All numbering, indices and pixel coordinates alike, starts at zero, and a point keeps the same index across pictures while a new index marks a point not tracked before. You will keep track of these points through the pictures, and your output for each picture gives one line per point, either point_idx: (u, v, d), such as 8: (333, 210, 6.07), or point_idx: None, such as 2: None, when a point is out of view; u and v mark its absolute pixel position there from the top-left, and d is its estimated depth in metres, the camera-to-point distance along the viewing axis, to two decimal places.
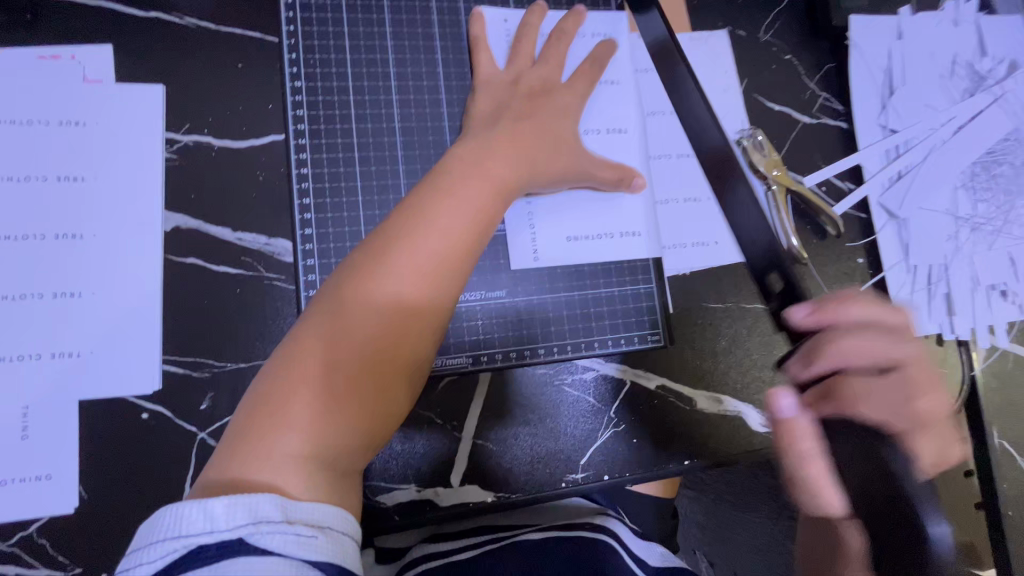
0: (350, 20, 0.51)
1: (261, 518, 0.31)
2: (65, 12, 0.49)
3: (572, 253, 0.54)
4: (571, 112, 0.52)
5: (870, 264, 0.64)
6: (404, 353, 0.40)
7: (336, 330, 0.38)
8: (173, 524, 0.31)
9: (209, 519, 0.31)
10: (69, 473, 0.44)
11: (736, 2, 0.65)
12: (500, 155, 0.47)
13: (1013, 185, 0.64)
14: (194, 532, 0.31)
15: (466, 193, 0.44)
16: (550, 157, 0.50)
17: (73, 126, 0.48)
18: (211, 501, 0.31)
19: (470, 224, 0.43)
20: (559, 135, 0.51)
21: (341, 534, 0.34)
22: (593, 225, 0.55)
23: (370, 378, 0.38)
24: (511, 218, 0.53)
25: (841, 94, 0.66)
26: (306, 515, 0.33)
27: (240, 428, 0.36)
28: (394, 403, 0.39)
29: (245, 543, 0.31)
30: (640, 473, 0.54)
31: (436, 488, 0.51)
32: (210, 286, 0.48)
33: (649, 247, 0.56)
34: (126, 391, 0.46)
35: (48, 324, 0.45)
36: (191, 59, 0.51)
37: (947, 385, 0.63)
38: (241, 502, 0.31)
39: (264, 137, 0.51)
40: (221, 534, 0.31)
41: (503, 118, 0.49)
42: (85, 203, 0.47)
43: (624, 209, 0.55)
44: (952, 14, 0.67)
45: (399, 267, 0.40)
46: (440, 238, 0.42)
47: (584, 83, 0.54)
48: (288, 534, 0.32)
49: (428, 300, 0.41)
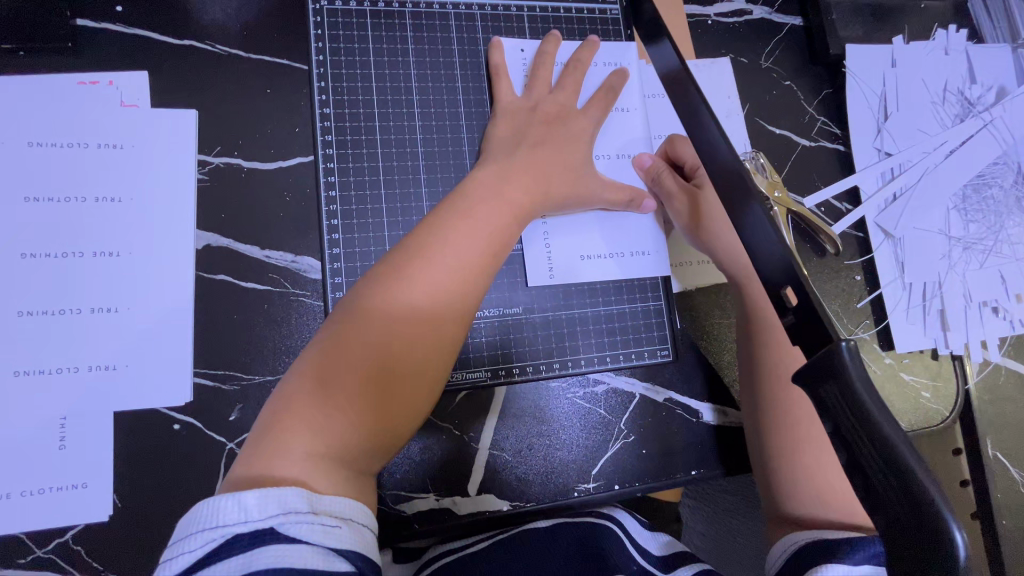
0: (375, 50, 0.53)
1: (291, 509, 0.33)
2: (105, 40, 0.52)
3: (585, 271, 0.56)
4: (585, 137, 0.55)
5: (868, 281, 0.66)
6: (424, 364, 0.42)
7: (361, 337, 0.40)
8: (208, 517, 0.33)
9: (242, 511, 0.33)
10: (104, 482, 0.46)
11: (738, 31, 0.68)
12: (516, 178, 0.49)
13: (1003, 206, 0.67)
14: (229, 523, 0.33)
15: (482, 213, 0.46)
16: (565, 180, 0.52)
17: (110, 148, 0.50)
18: (245, 494, 0.33)
19: (485, 243, 0.46)
20: (575, 159, 0.53)
21: (361, 526, 0.36)
22: (604, 244, 0.57)
23: (393, 387, 0.40)
24: (527, 237, 0.56)
25: (838, 119, 0.69)
26: (330, 507, 0.35)
27: (265, 424, 0.38)
28: (411, 412, 0.41)
29: (275, 532, 0.33)
30: (649, 483, 0.56)
31: (454, 497, 0.53)
32: (238, 301, 0.51)
33: (658, 266, 0.58)
34: (158, 402, 0.48)
35: (85, 337, 0.47)
36: (223, 85, 0.53)
37: (942, 398, 0.66)
38: (272, 495, 0.34)
39: (292, 159, 0.53)
40: (253, 523, 0.33)
41: (521, 144, 0.52)
42: (121, 222, 0.49)
43: (634, 229, 0.58)
44: (943, 44, 0.70)
45: (420, 279, 0.43)
46: (457, 254, 0.44)
47: (597, 109, 0.56)
48: (314, 524, 0.34)
49: (444, 312, 0.43)
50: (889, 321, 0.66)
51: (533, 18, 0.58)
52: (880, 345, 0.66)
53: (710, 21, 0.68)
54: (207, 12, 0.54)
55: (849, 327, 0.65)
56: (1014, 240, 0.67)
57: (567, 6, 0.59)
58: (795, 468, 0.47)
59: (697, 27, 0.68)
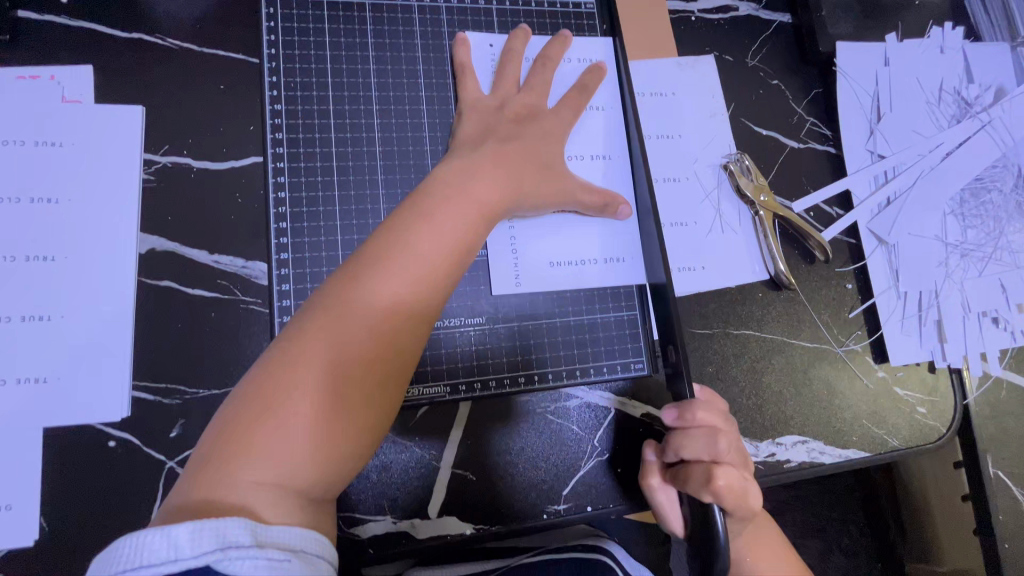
0: (332, 43, 0.50)
1: (229, 545, 0.30)
2: (47, 33, 0.49)
3: (555, 278, 0.53)
4: (557, 135, 0.52)
5: (859, 290, 0.63)
6: (387, 375, 0.39)
7: (318, 348, 0.37)
8: (135, 553, 0.30)
9: (174, 546, 0.30)
10: (29, 504, 0.43)
11: (722, 28, 0.65)
12: (479, 177, 0.46)
13: (1003, 211, 0.64)
14: (158, 561, 0.30)
15: (448, 215, 0.43)
16: (537, 181, 0.49)
17: (48, 146, 0.47)
18: (177, 527, 0.30)
19: (453, 245, 0.43)
20: (546, 158, 0.51)
21: (314, 556, 0.33)
22: (576, 250, 0.54)
23: (354, 403, 0.37)
24: (492, 242, 0.52)
25: (829, 120, 0.66)
26: (276, 539, 0.32)
27: (212, 447, 0.35)
28: (375, 426, 0.39)
29: (212, 570, 0.30)
30: (624, 505, 0.53)
31: (413, 519, 0.49)
32: (183, 309, 0.48)
33: (634, 273, 0.55)
34: (93, 417, 0.45)
35: (13, 347, 0.44)
36: (173, 80, 0.50)
37: (939, 414, 0.62)
38: (208, 528, 0.30)
39: (244, 158, 0.50)
40: (186, 561, 0.30)
41: (488, 140, 0.49)
42: (58, 224, 0.46)
43: (608, 233, 0.55)
44: (938, 42, 0.67)
45: (378, 283, 0.40)
46: (420, 257, 0.41)
47: (571, 109, 0.53)
48: (257, 560, 0.30)
49: (403, 326, 0.40)
50: (882, 333, 0.62)
51: (503, 11, 0.55)
52: (874, 358, 0.62)
53: (693, 17, 0.65)
54: (158, 5, 0.51)
55: (839, 338, 0.62)
56: (1016, 247, 0.64)
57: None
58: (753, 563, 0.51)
59: (679, 24, 0.65)
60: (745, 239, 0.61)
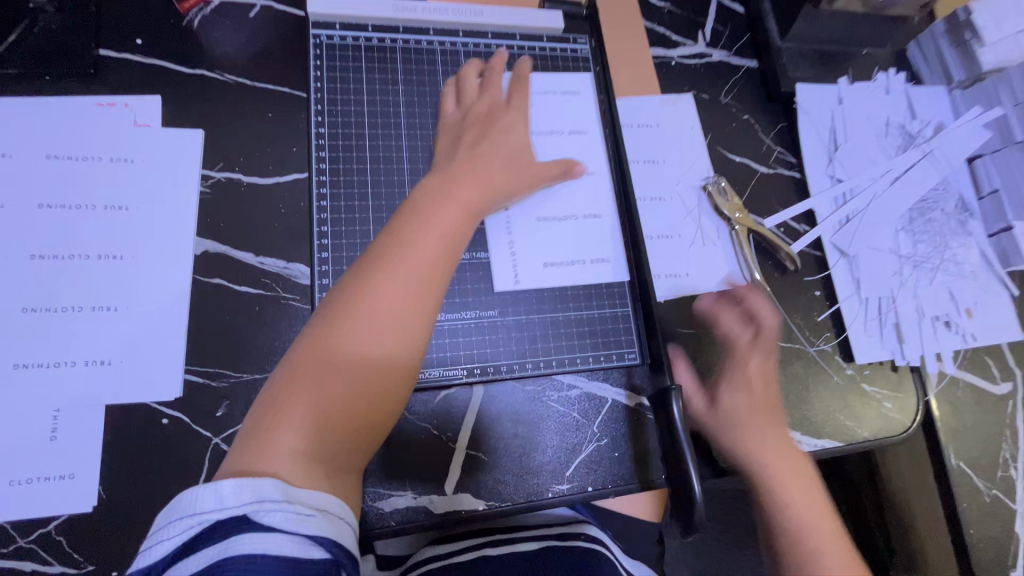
0: (368, 78, 0.59)
1: (264, 498, 0.36)
2: (124, 68, 0.57)
3: (551, 277, 0.60)
4: (517, 134, 0.58)
5: (826, 296, 0.71)
6: (387, 357, 0.44)
7: (322, 342, 0.43)
8: (187, 505, 0.36)
9: (220, 498, 0.36)
10: (90, 473, 0.48)
11: (699, 72, 0.76)
12: (456, 181, 0.52)
13: (945, 228, 0.74)
14: (206, 511, 0.35)
15: (431, 219, 0.48)
16: (508, 176, 0.55)
17: (121, 161, 0.54)
18: (222, 483, 0.36)
19: (437, 240, 0.48)
20: (510, 155, 0.56)
21: (334, 516, 0.39)
22: (566, 253, 0.61)
23: (359, 385, 0.42)
24: (493, 238, 0.60)
25: (793, 149, 0.76)
26: (303, 497, 0.37)
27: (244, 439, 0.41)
28: (381, 403, 0.43)
29: (249, 519, 0.35)
30: (621, 485, 0.58)
31: (431, 495, 0.55)
32: (231, 304, 0.54)
33: (617, 271, 0.62)
34: (149, 396, 0.50)
35: (83, 334, 0.50)
36: (229, 109, 0.59)
37: (903, 408, 0.69)
38: (246, 483, 0.36)
39: (288, 175, 0.58)
40: (229, 511, 0.35)
41: (460, 148, 0.55)
42: (127, 227, 0.53)
43: (592, 236, 0.62)
44: (884, 84, 0.78)
45: (375, 282, 0.44)
46: (408, 254, 0.46)
47: (521, 108, 0.59)
48: (288, 512, 0.36)
49: (401, 322, 0.44)
50: (849, 334, 0.69)
51: (512, 53, 0.64)
52: (842, 356, 0.69)
53: (673, 62, 0.75)
54: (218, 46, 0.60)
55: (810, 339, 0.69)
56: (958, 259, 0.73)
57: (542, 45, 0.65)
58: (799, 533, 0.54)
59: (662, 67, 0.75)
60: (722, 250, 0.69)
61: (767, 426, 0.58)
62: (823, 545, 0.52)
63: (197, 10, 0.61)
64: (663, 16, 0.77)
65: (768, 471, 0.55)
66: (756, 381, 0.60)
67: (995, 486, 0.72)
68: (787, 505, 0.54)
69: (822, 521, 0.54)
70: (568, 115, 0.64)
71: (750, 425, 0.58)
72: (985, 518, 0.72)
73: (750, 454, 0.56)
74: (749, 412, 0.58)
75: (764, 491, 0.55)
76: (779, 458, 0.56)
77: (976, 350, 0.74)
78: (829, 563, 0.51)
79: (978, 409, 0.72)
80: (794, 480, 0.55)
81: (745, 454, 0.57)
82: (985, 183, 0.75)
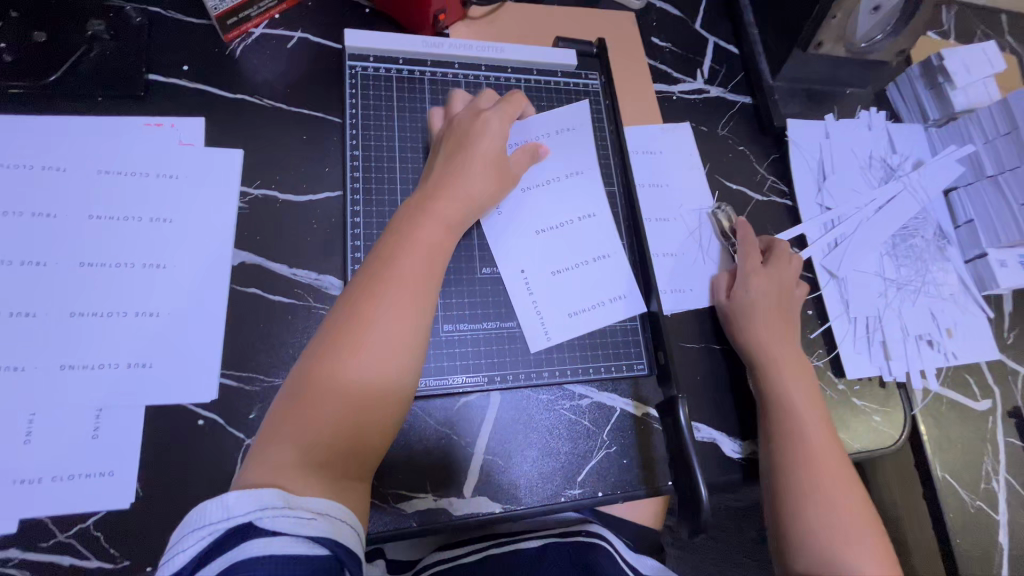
0: (398, 106, 0.64)
1: (267, 504, 0.37)
2: (171, 91, 0.62)
3: (576, 325, 0.64)
4: (489, 143, 0.58)
5: (818, 315, 0.76)
6: (379, 368, 0.45)
7: (319, 359, 0.45)
8: (197, 518, 0.38)
9: (225, 509, 0.37)
10: (129, 471, 0.50)
11: (698, 106, 0.82)
12: (439, 197, 0.54)
13: (926, 253, 0.79)
14: (214, 521, 0.37)
15: (416, 237, 0.51)
16: (485, 183, 0.57)
17: (166, 177, 0.58)
18: (227, 495, 0.38)
19: (423, 255, 0.50)
20: (485, 163, 0.57)
21: (338, 519, 0.40)
22: (590, 296, 0.65)
23: (353, 397, 0.44)
24: (512, 291, 0.63)
25: (785, 178, 0.82)
26: (305, 502, 0.39)
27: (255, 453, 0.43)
28: (376, 410, 0.45)
29: (255, 526, 0.37)
30: (629, 491, 0.61)
31: (451, 498, 0.57)
32: (265, 312, 0.57)
33: (637, 305, 0.65)
34: (186, 398, 0.53)
35: (125, 338, 0.53)
36: (267, 131, 0.63)
37: (892, 422, 0.73)
38: (249, 492, 0.38)
39: (321, 193, 0.62)
40: (235, 520, 0.37)
41: (443, 163, 0.57)
42: (170, 238, 0.56)
43: (609, 279, 0.66)
44: (866, 121, 0.85)
45: (365, 300, 0.47)
46: (395, 270, 0.48)
47: (489, 114, 0.59)
48: (291, 516, 0.38)
49: (393, 332, 0.46)
50: (840, 351, 0.74)
51: (529, 85, 0.70)
52: (834, 372, 0.74)
53: (674, 97, 0.81)
54: (258, 73, 0.65)
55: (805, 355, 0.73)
56: (938, 282, 0.79)
57: (556, 79, 0.71)
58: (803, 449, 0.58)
59: (664, 101, 0.81)
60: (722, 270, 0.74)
61: (808, 389, 0.62)
62: (829, 492, 0.55)
63: (239, 40, 0.65)
64: (665, 55, 0.83)
65: (797, 416, 0.60)
66: (772, 311, 0.66)
67: (979, 497, 0.76)
68: (804, 449, 0.58)
69: (836, 479, 0.56)
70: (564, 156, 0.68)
71: (793, 374, 0.62)
72: (970, 528, 0.76)
73: (788, 397, 0.61)
74: (793, 365, 0.63)
75: (789, 428, 0.59)
76: (812, 418, 0.60)
77: (957, 368, 0.79)
78: (823, 467, 0.56)
79: (961, 423, 0.77)
80: (823, 432, 0.59)
81: (783, 396, 0.61)
82: (961, 213, 0.82)
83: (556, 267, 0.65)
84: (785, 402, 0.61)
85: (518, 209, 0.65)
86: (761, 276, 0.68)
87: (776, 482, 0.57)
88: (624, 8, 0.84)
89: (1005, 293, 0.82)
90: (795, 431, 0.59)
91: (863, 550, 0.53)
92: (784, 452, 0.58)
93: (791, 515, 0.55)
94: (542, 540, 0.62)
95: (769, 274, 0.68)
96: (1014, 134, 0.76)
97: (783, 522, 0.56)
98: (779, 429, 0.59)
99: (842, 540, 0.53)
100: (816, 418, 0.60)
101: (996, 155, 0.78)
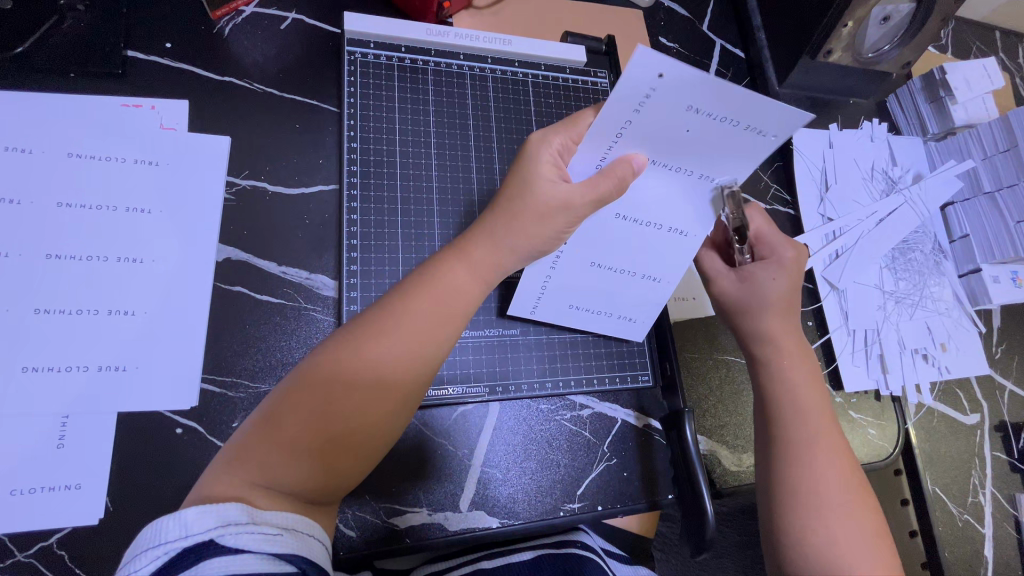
0: (400, 98, 0.60)
1: (230, 521, 0.34)
2: (152, 69, 0.57)
3: (565, 316, 0.59)
4: (538, 180, 0.47)
5: (818, 327, 0.75)
6: (375, 421, 0.42)
7: (319, 390, 0.40)
8: (153, 536, 0.34)
9: (183, 526, 0.34)
10: (98, 484, 0.46)
11: None
12: (476, 236, 0.48)
13: (925, 267, 0.80)
14: (170, 540, 0.33)
15: (445, 284, 0.45)
16: (527, 225, 0.47)
17: (146, 164, 0.53)
18: (183, 511, 0.34)
19: (447, 307, 0.45)
20: (530, 198, 0.46)
21: (305, 534, 0.38)
22: (598, 304, 0.59)
23: (342, 443, 0.40)
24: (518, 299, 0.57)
25: (787, 187, 0.80)
26: (268, 518, 0.36)
27: (228, 454, 0.40)
28: (359, 462, 0.42)
29: (216, 544, 0.33)
30: (628, 505, 0.59)
31: (446, 513, 0.55)
32: (251, 313, 0.53)
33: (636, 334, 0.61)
34: (163, 405, 0.49)
35: (97, 338, 0.48)
36: (255, 119, 0.59)
37: (886, 435, 0.74)
38: (211, 509, 0.34)
39: (313, 186, 0.58)
40: (194, 537, 0.34)
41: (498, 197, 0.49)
42: (147, 231, 0.52)
43: (635, 296, 0.58)
44: (869, 132, 0.84)
45: (381, 346, 0.42)
46: (419, 322, 0.43)
47: (561, 137, 0.48)
48: (255, 533, 0.35)
49: (395, 388, 0.42)
50: (838, 364, 0.74)
51: (537, 84, 0.67)
52: (832, 386, 0.74)
53: None
54: (247, 55, 0.60)
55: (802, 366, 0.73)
56: (935, 296, 0.79)
57: (565, 76, 0.68)
58: (809, 465, 0.48)
59: None
60: None
61: (812, 379, 0.53)
62: (828, 489, 0.47)
63: (228, 19, 0.61)
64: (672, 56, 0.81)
65: (799, 406, 0.51)
66: (785, 303, 0.55)
67: (966, 510, 0.77)
68: (807, 443, 0.49)
69: (842, 479, 0.47)
70: (708, 160, 0.46)
71: (796, 363, 0.53)
72: (958, 542, 0.76)
73: (787, 386, 0.52)
74: (795, 352, 0.54)
75: (786, 418, 0.50)
76: (818, 411, 0.51)
77: (948, 383, 0.79)
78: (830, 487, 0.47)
79: (950, 435, 0.78)
80: (826, 421, 0.50)
81: (779, 385, 0.52)
82: (956, 228, 0.82)
83: (578, 302, 0.58)
84: (787, 390, 0.52)
85: (584, 274, 0.55)
86: (792, 258, 0.56)
87: (770, 475, 0.49)
88: (632, 6, 0.82)
89: (994, 309, 0.83)
90: (795, 425, 0.50)
91: (866, 553, 0.45)
92: (783, 446, 0.49)
93: (785, 514, 0.47)
94: (538, 550, 0.55)
95: (799, 252, 0.56)
96: (1013, 151, 0.75)
97: (775, 521, 0.47)
98: (780, 422, 0.51)
99: (846, 544, 0.45)
100: (818, 409, 0.51)
101: (995, 172, 0.78)
